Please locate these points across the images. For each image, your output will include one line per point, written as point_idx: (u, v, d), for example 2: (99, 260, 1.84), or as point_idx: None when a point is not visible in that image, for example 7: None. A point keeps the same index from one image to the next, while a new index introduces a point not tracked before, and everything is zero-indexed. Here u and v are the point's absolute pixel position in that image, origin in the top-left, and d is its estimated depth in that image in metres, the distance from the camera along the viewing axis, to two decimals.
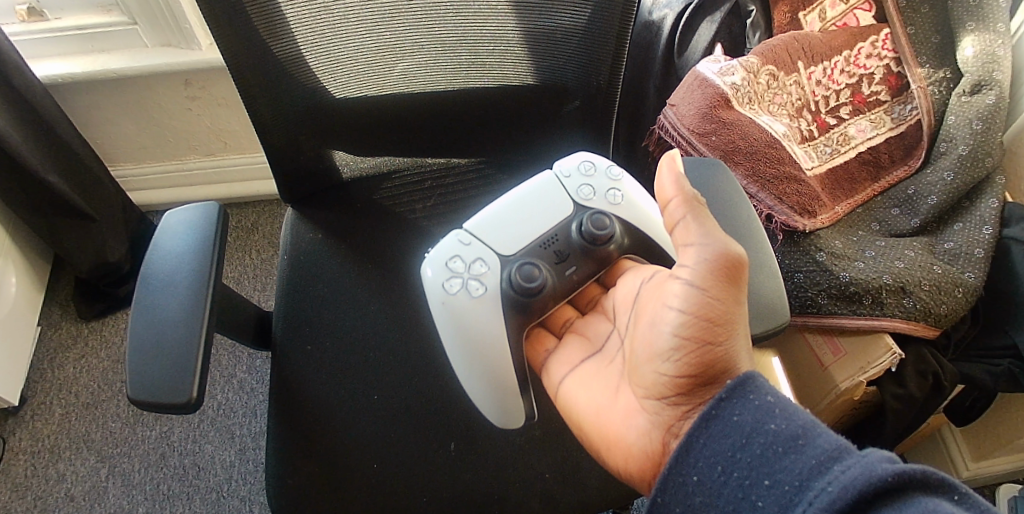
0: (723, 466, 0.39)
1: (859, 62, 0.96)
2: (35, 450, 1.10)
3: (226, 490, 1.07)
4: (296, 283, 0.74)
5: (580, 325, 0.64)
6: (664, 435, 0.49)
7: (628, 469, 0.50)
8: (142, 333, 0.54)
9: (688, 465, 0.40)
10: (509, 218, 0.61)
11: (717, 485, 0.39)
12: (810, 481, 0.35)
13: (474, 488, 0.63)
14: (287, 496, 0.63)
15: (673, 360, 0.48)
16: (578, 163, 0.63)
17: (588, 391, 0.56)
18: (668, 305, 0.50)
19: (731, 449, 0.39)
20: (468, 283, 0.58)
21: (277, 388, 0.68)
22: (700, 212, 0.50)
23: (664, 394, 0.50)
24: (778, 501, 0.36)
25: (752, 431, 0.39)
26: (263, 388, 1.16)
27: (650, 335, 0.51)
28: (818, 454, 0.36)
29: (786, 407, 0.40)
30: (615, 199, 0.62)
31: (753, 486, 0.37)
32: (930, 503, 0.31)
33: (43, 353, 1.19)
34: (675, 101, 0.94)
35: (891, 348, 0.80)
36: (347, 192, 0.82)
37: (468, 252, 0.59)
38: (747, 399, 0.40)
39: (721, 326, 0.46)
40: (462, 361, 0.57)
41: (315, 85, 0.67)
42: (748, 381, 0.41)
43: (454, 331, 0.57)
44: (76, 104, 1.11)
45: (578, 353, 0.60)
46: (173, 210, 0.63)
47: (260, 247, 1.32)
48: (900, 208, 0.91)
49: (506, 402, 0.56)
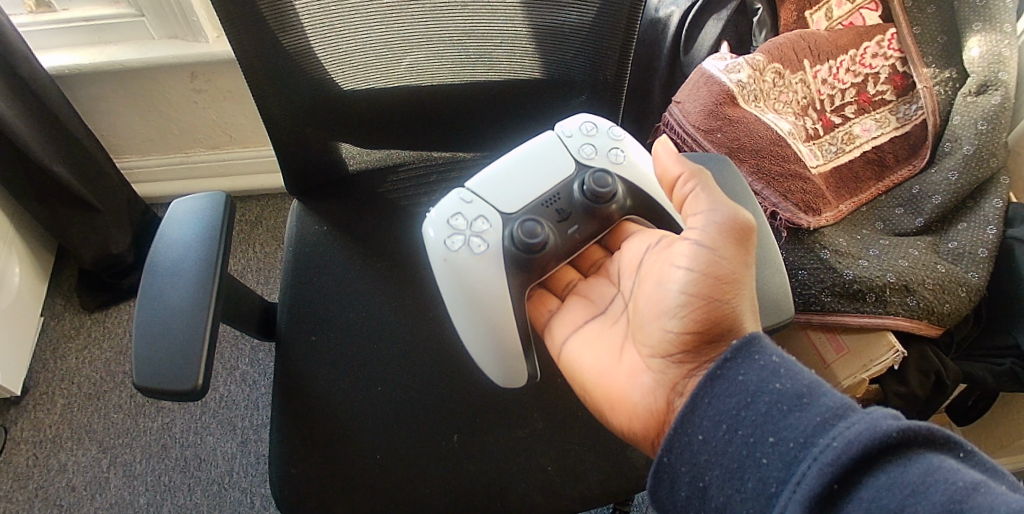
0: (728, 425, 0.39)
1: (865, 62, 0.96)
2: (37, 439, 1.11)
3: (227, 482, 1.07)
4: (301, 274, 0.74)
5: (583, 288, 0.64)
6: (668, 394, 0.50)
7: (631, 428, 0.51)
8: (148, 321, 0.54)
9: (693, 424, 0.41)
10: (512, 178, 0.61)
11: (721, 444, 0.39)
12: (814, 438, 0.35)
13: (476, 477, 0.63)
14: (290, 486, 0.63)
15: (679, 317, 0.49)
16: (579, 123, 0.64)
17: (593, 351, 0.57)
18: (677, 265, 0.51)
19: (736, 407, 0.40)
20: (470, 240, 0.58)
21: (281, 379, 0.68)
22: (706, 180, 0.53)
23: (670, 352, 0.50)
24: (782, 458, 0.36)
25: (756, 390, 0.40)
26: (266, 380, 1.16)
27: (657, 295, 0.52)
28: (823, 412, 0.36)
29: (790, 367, 0.40)
30: (617, 158, 0.62)
31: (758, 444, 0.38)
32: (935, 460, 0.32)
33: (45, 343, 1.19)
34: (680, 98, 0.94)
35: (895, 347, 0.81)
36: (352, 184, 0.82)
37: (470, 210, 0.60)
38: (753, 359, 0.41)
39: (729, 283, 0.47)
40: (464, 318, 0.57)
41: (323, 77, 0.67)
42: (753, 342, 0.42)
43: (456, 288, 0.57)
44: (82, 96, 1.11)
45: (582, 315, 0.61)
46: (178, 200, 0.63)
47: (264, 240, 1.32)
48: (904, 207, 0.91)
49: (507, 362, 0.57)
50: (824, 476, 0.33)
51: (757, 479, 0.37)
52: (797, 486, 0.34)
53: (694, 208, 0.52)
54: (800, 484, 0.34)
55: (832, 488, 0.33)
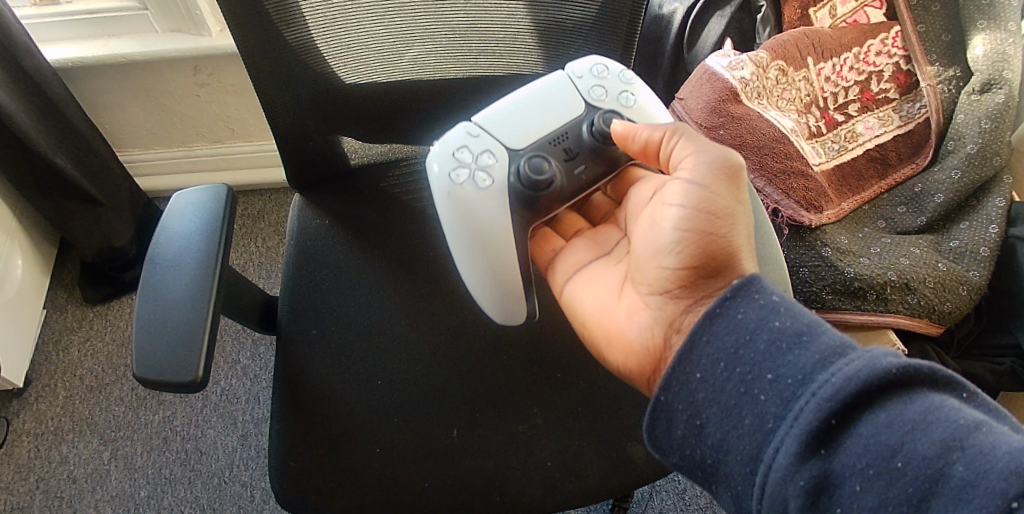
0: (726, 362, 0.41)
1: (869, 60, 0.96)
2: (39, 431, 1.11)
3: (228, 475, 1.08)
4: (302, 267, 0.75)
5: (589, 233, 0.65)
6: (665, 331, 0.51)
7: (627, 362, 0.52)
8: (149, 313, 0.54)
9: (692, 363, 0.42)
10: (520, 114, 0.61)
11: (720, 380, 0.40)
12: (813, 374, 0.37)
13: (474, 474, 0.63)
14: (291, 478, 0.63)
15: (675, 253, 0.50)
16: (591, 65, 0.62)
17: (594, 291, 0.58)
18: (671, 204, 0.52)
19: (736, 344, 0.41)
20: (476, 175, 0.58)
21: (282, 372, 0.68)
22: (688, 132, 0.56)
23: (666, 288, 0.51)
24: (781, 395, 0.38)
25: (756, 327, 0.41)
26: (267, 375, 1.16)
27: (652, 235, 0.53)
28: (822, 350, 0.38)
29: (790, 307, 0.41)
30: (626, 102, 0.62)
31: (756, 381, 0.39)
32: (935, 399, 0.34)
33: (48, 336, 1.19)
34: (683, 95, 0.93)
35: (895, 345, 0.81)
36: (354, 176, 0.82)
37: (476, 144, 0.59)
38: (753, 298, 0.42)
39: (721, 218, 0.49)
40: (466, 254, 0.58)
41: (326, 72, 0.67)
42: (753, 283, 0.43)
43: (460, 221, 0.57)
44: (86, 89, 1.11)
45: (586, 255, 0.62)
46: (182, 191, 0.63)
47: (266, 234, 1.32)
48: (906, 205, 0.91)
49: (507, 299, 0.59)
50: (823, 411, 0.35)
51: (755, 415, 0.38)
52: (795, 421, 0.35)
53: (682, 161, 0.54)
54: (798, 419, 0.35)
55: (831, 423, 0.34)
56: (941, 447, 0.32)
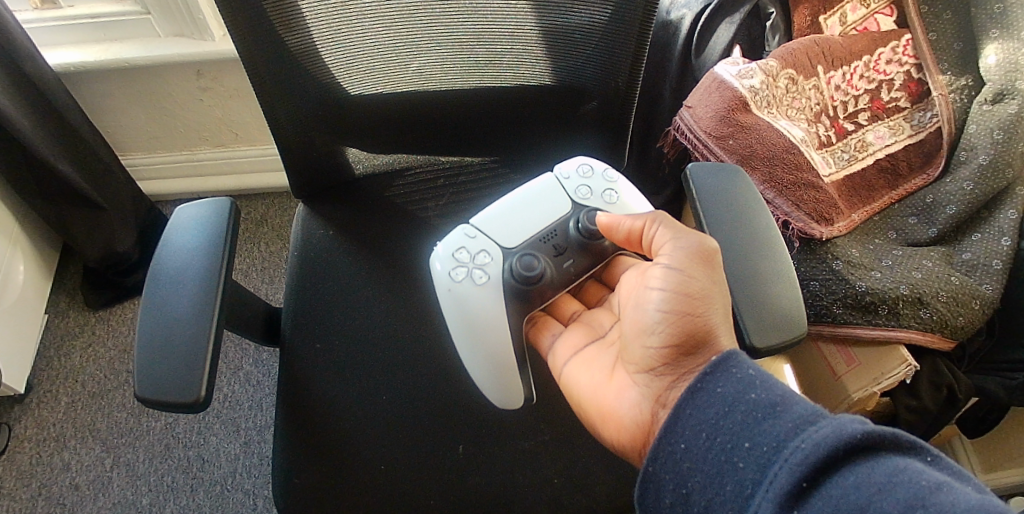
0: (708, 433, 0.42)
1: (879, 68, 0.95)
2: (41, 437, 1.10)
3: (231, 483, 1.07)
4: (306, 280, 0.73)
5: (585, 316, 0.65)
6: (653, 406, 0.51)
7: (620, 440, 0.52)
8: (151, 330, 0.53)
9: (676, 434, 0.43)
10: (513, 213, 0.64)
11: (701, 451, 0.41)
12: (786, 441, 0.37)
13: (479, 493, 0.62)
14: (294, 495, 0.62)
15: (658, 333, 0.51)
16: (577, 166, 0.66)
17: (589, 371, 0.58)
18: (651, 287, 0.53)
19: (716, 417, 0.42)
20: (472, 272, 0.60)
21: (286, 388, 0.67)
22: (666, 219, 0.56)
23: (652, 366, 0.52)
24: (757, 461, 0.38)
25: (734, 399, 0.42)
26: (270, 381, 1.15)
27: (636, 316, 0.54)
28: (795, 419, 0.38)
29: (765, 379, 0.43)
30: (611, 199, 0.64)
31: (735, 449, 0.40)
32: (900, 462, 0.34)
33: (50, 341, 1.19)
34: (691, 103, 0.92)
35: (906, 360, 0.80)
36: (360, 188, 0.81)
37: (473, 244, 0.62)
38: (730, 372, 0.44)
39: (698, 299, 0.50)
40: (465, 343, 0.59)
41: (330, 81, 0.66)
42: (730, 357, 0.45)
43: (459, 316, 0.60)
44: (87, 93, 1.10)
45: (582, 338, 0.62)
46: (183, 205, 0.63)
47: (269, 239, 1.31)
48: (917, 216, 0.90)
49: (505, 385, 0.59)
50: (793, 475, 0.35)
51: (735, 482, 0.39)
52: (770, 486, 0.36)
53: (658, 248, 0.55)
54: (773, 482, 0.36)
55: (802, 486, 0.35)
56: (905, 506, 0.32)
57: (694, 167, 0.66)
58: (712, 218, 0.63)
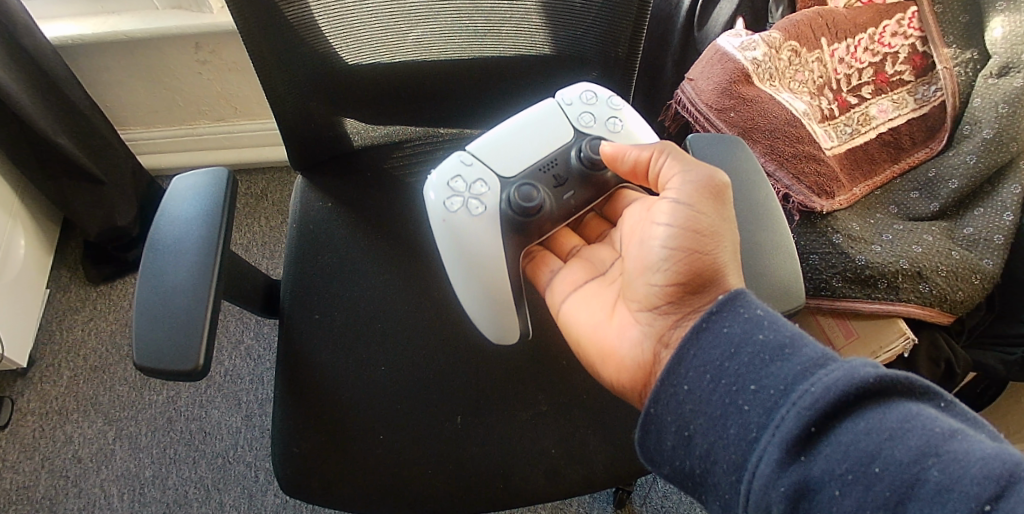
0: (712, 374, 0.41)
1: (884, 41, 0.93)
2: (44, 411, 1.11)
3: (232, 456, 1.08)
4: (306, 250, 0.73)
5: (584, 251, 0.65)
6: (655, 345, 0.51)
7: (621, 379, 0.52)
8: (150, 300, 0.53)
9: (680, 375, 0.43)
10: (512, 142, 0.63)
11: (706, 392, 0.41)
12: (794, 384, 0.38)
13: (478, 460, 0.63)
14: (294, 463, 0.63)
15: (664, 272, 0.51)
16: (580, 92, 0.65)
17: (589, 309, 0.58)
18: (658, 223, 0.53)
19: (721, 357, 0.42)
20: (468, 202, 0.60)
21: (284, 357, 0.68)
22: (675, 152, 0.55)
23: (656, 303, 0.52)
24: (763, 405, 0.38)
25: (740, 340, 0.41)
26: (270, 355, 1.16)
27: (642, 254, 0.54)
28: (804, 361, 0.39)
29: (773, 319, 0.42)
30: (614, 127, 0.64)
31: (740, 392, 0.40)
32: (913, 409, 0.35)
33: (52, 315, 1.19)
34: (693, 76, 0.91)
35: (904, 333, 0.80)
36: (357, 159, 0.81)
37: (470, 173, 0.61)
38: (737, 312, 0.43)
39: (707, 237, 0.50)
40: (461, 277, 0.60)
41: (327, 51, 0.65)
42: (738, 296, 0.44)
43: (455, 247, 0.60)
44: (85, 67, 1.09)
45: (582, 275, 0.62)
46: (182, 175, 0.62)
47: (269, 214, 1.30)
48: (920, 191, 0.89)
49: (501, 317, 0.60)
50: (802, 419, 0.35)
51: (739, 425, 0.39)
52: (777, 430, 0.36)
53: (666, 182, 0.54)
54: (780, 427, 0.36)
55: (810, 431, 0.35)
56: (918, 453, 0.33)
57: (693, 138, 0.66)
58: None
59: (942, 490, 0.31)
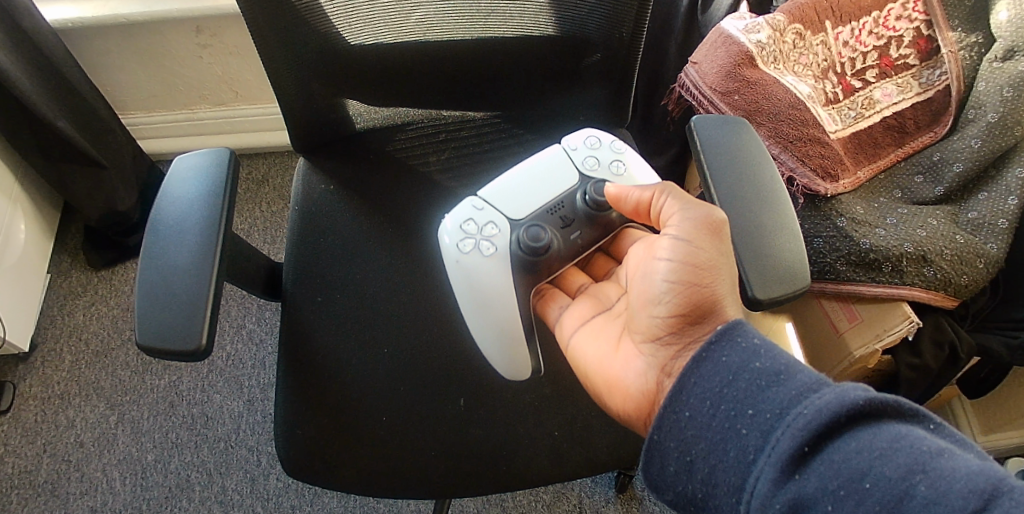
0: (712, 400, 0.41)
1: (888, 24, 0.92)
2: (45, 395, 1.11)
3: (234, 440, 1.08)
4: (308, 233, 0.73)
5: (591, 288, 0.64)
6: (659, 375, 0.51)
7: (625, 409, 0.52)
8: (152, 281, 0.53)
9: (681, 402, 0.42)
10: (520, 186, 0.63)
11: (706, 419, 0.41)
12: (789, 408, 0.38)
13: (481, 443, 0.63)
14: (297, 445, 0.63)
15: (664, 302, 0.51)
16: (585, 137, 0.66)
17: (594, 341, 0.58)
18: (658, 259, 0.53)
19: (721, 385, 0.41)
20: (480, 244, 0.60)
21: (287, 340, 0.68)
22: (673, 187, 0.55)
23: (658, 335, 0.52)
24: (760, 428, 0.38)
25: (738, 368, 0.41)
26: (273, 339, 1.16)
27: (643, 284, 0.54)
28: (798, 386, 0.39)
29: (770, 348, 0.42)
30: (618, 170, 0.64)
31: (738, 416, 0.40)
32: (902, 429, 0.35)
33: (53, 300, 1.19)
34: (697, 59, 0.91)
35: (909, 317, 0.79)
36: (360, 141, 0.80)
37: (480, 216, 0.62)
38: (735, 341, 0.43)
39: (706, 268, 0.50)
40: (473, 318, 0.59)
41: (330, 31, 0.64)
42: (736, 326, 0.44)
43: (466, 288, 0.59)
44: (85, 50, 1.08)
45: (588, 309, 0.61)
46: (183, 155, 0.62)
47: (270, 199, 1.30)
48: (924, 175, 0.89)
49: (513, 353, 0.58)
50: (795, 440, 0.35)
51: (737, 448, 0.39)
52: (772, 451, 0.36)
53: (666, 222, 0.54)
54: (775, 449, 0.36)
55: (803, 451, 0.35)
56: (906, 471, 0.33)
57: (698, 120, 0.66)
58: (716, 170, 0.62)
59: (930, 505, 0.31)
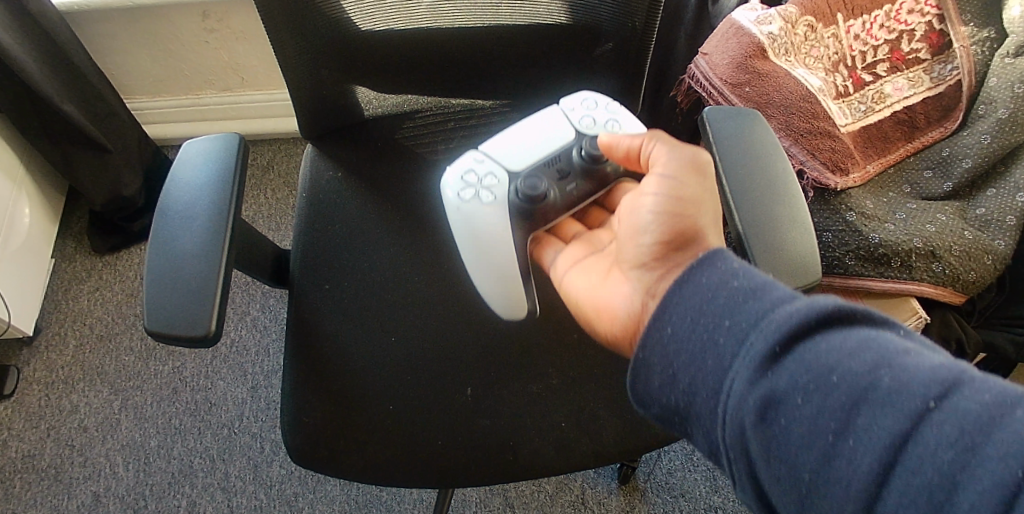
0: (692, 316, 0.40)
1: (899, 18, 0.91)
2: (49, 380, 1.11)
3: (237, 426, 1.08)
4: (315, 220, 0.73)
5: (585, 234, 0.64)
6: (642, 298, 0.49)
7: (613, 333, 0.52)
8: (161, 266, 0.53)
9: (663, 319, 0.41)
10: (518, 142, 0.63)
11: (686, 333, 0.39)
12: (763, 319, 0.36)
13: (487, 433, 0.63)
14: (304, 432, 0.63)
15: (649, 231, 0.49)
16: (582, 98, 0.65)
17: (585, 277, 0.57)
18: (644, 193, 0.52)
19: (701, 303, 0.40)
20: (479, 192, 0.60)
21: (294, 327, 0.68)
22: (662, 135, 0.55)
23: (642, 263, 0.50)
24: (736, 337, 0.37)
25: (717, 286, 0.40)
26: (277, 327, 1.16)
27: (629, 218, 0.52)
28: (775, 298, 0.37)
29: (750, 270, 0.40)
30: (614, 128, 0.63)
31: (717, 327, 0.38)
32: (871, 332, 0.34)
33: (57, 285, 1.19)
34: (707, 50, 0.90)
35: (918, 312, 0.81)
36: (367, 128, 0.80)
37: (479, 167, 0.61)
38: (715, 264, 0.41)
39: (689, 202, 0.49)
40: (473, 263, 0.59)
41: (341, 16, 0.64)
42: (716, 254, 0.42)
43: (465, 235, 0.59)
44: (91, 33, 1.08)
45: (580, 251, 0.61)
46: (193, 140, 0.61)
47: (275, 186, 1.29)
48: (933, 170, 0.88)
49: (510, 294, 0.58)
50: (768, 340, 0.34)
51: (714, 356, 0.37)
52: (747, 354, 0.35)
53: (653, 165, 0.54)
54: (748, 353, 0.35)
55: (774, 350, 0.34)
56: (873, 365, 0.32)
57: (710, 111, 0.65)
58: (728, 162, 0.61)
59: (894, 394, 0.31)
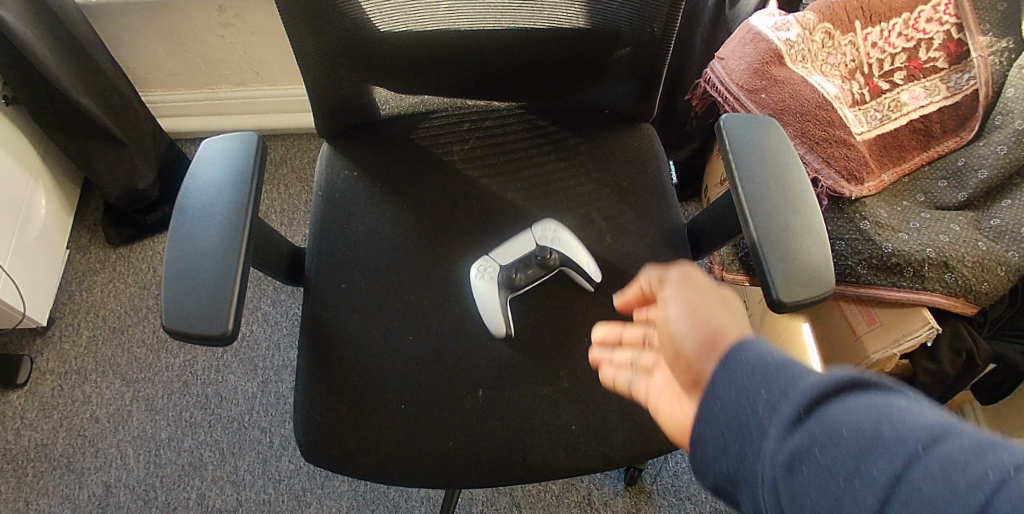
0: (711, 430, 0.36)
1: (918, 27, 0.91)
2: (61, 370, 1.12)
3: (247, 420, 1.09)
4: (331, 219, 0.73)
5: (639, 331, 0.57)
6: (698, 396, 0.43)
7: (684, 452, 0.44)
8: (180, 264, 0.53)
9: (698, 444, 0.37)
10: None
11: (722, 450, 0.36)
12: (778, 405, 0.34)
13: (499, 435, 0.63)
14: (318, 431, 0.64)
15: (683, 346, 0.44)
16: None
17: (642, 385, 0.51)
18: (664, 323, 0.46)
19: (722, 410, 0.36)
20: (479, 209, 0.72)
21: (310, 326, 0.68)
22: (671, 272, 0.49)
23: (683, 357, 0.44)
24: (756, 433, 0.34)
25: (735, 393, 0.36)
26: (288, 322, 1.17)
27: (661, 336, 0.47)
28: (785, 387, 0.34)
29: (772, 360, 0.36)
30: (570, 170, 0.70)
31: (743, 427, 0.35)
32: (886, 401, 0.31)
33: (71, 276, 1.20)
34: (724, 55, 0.93)
35: (929, 323, 0.79)
36: (383, 128, 0.80)
37: None
38: (731, 364, 0.37)
39: (716, 341, 0.42)
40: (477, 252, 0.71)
41: (361, 17, 0.64)
42: (730, 352, 0.38)
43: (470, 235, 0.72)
44: (109, 26, 1.08)
45: (630, 355, 0.54)
46: (211, 139, 0.62)
47: (288, 181, 1.29)
48: (948, 180, 0.87)
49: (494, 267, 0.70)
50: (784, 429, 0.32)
51: (747, 460, 0.34)
52: (769, 460, 0.33)
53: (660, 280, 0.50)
54: (770, 459, 0.33)
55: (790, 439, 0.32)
56: (865, 446, 0.30)
57: (727, 117, 0.65)
58: (743, 169, 0.61)
59: (890, 445, 0.29)
